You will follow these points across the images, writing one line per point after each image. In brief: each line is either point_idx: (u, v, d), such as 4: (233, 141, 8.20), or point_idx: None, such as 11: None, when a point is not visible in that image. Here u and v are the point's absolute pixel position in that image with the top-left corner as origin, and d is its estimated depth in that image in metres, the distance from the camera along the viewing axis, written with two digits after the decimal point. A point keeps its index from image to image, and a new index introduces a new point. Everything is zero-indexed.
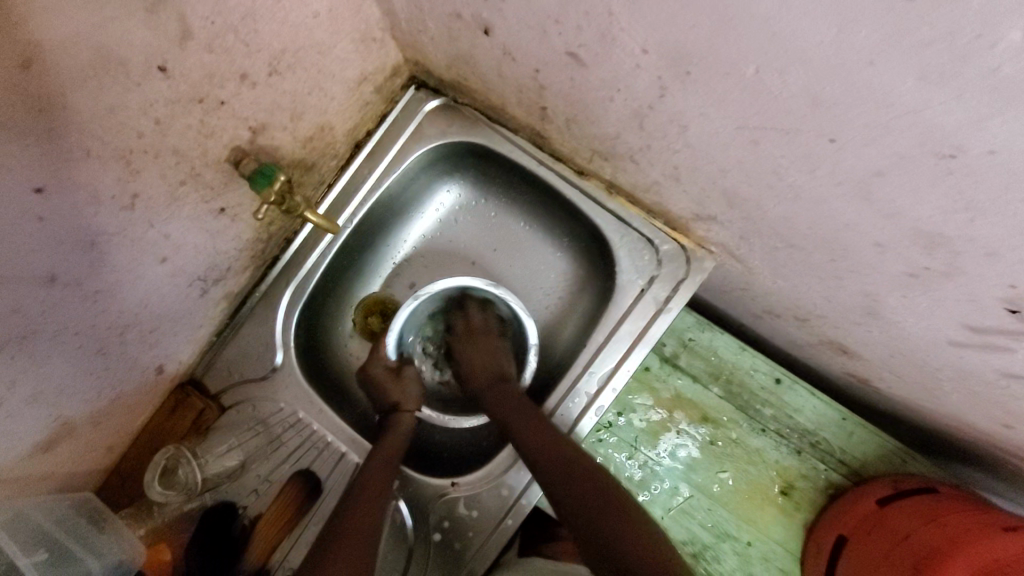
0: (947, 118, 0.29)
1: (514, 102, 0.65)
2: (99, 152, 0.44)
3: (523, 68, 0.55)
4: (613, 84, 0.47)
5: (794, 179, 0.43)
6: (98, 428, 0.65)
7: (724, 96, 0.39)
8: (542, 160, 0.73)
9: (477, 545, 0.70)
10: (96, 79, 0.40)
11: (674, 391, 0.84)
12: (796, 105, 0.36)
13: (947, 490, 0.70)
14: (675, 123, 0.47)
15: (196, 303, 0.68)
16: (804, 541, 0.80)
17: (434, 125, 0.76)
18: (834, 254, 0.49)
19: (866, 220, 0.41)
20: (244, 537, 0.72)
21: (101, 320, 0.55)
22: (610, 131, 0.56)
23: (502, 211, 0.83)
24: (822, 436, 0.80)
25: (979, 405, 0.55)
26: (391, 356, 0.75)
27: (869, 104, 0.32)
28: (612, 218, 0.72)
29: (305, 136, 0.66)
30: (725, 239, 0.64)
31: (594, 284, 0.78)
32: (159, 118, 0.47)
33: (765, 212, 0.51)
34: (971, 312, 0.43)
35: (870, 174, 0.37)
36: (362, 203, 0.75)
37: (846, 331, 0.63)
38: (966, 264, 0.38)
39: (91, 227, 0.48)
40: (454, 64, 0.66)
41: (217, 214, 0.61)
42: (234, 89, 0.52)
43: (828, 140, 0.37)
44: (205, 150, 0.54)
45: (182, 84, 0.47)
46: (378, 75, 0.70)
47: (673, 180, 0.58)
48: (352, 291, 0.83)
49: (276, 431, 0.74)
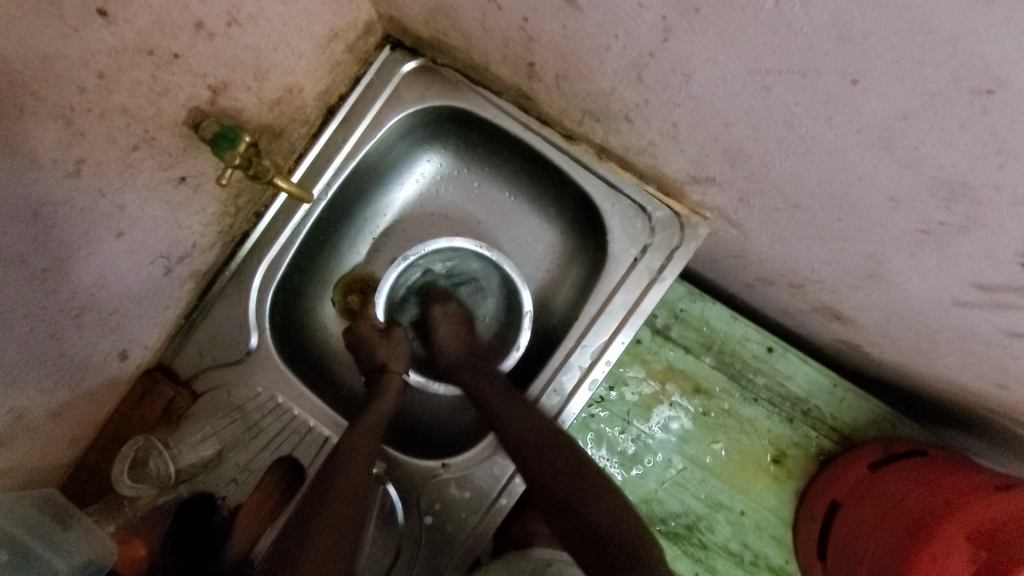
0: (992, 48, 0.26)
1: (498, 59, 0.61)
2: (34, 110, 0.39)
3: (510, 18, 0.51)
4: (611, 30, 0.44)
5: (806, 130, 0.41)
6: (58, 420, 0.60)
7: (737, 35, 0.37)
8: (528, 124, 0.69)
9: (471, 526, 0.68)
10: (23, 20, 0.35)
11: (666, 363, 0.82)
12: (818, 41, 0.33)
13: (937, 451, 0.69)
14: (678, 71, 0.44)
15: (161, 282, 0.63)
16: (796, 508, 0.79)
17: (411, 87, 0.71)
18: (840, 212, 0.47)
19: (882, 170, 0.39)
20: (224, 529, 0.68)
21: (52, 302, 0.50)
22: (604, 86, 0.52)
23: (485, 181, 0.79)
24: (814, 404, 0.80)
25: (977, 368, 0.54)
26: (380, 316, 0.73)
27: (906, 33, 0.29)
28: (603, 184, 0.69)
29: (273, 99, 0.61)
30: (722, 203, 0.61)
31: (584, 254, 0.75)
32: (103, 72, 0.42)
33: (769, 169, 0.49)
34: (983, 269, 0.41)
35: (895, 118, 0.35)
36: (337, 172, 0.70)
37: (843, 296, 0.61)
38: (988, 215, 0.36)
39: (32, 196, 0.42)
40: (432, 18, 0.61)
41: (178, 183, 0.56)
42: (188, 41, 0.47)
43: (851, 81, 0.34)
44: (159, 110, 0.49)
45: (126, 32, 0.41)
46: (350, 32, 0.65)
47: (670, 140, 0.55)
48: (330, 269, 0.78)
49: (254, 417, 0.70)
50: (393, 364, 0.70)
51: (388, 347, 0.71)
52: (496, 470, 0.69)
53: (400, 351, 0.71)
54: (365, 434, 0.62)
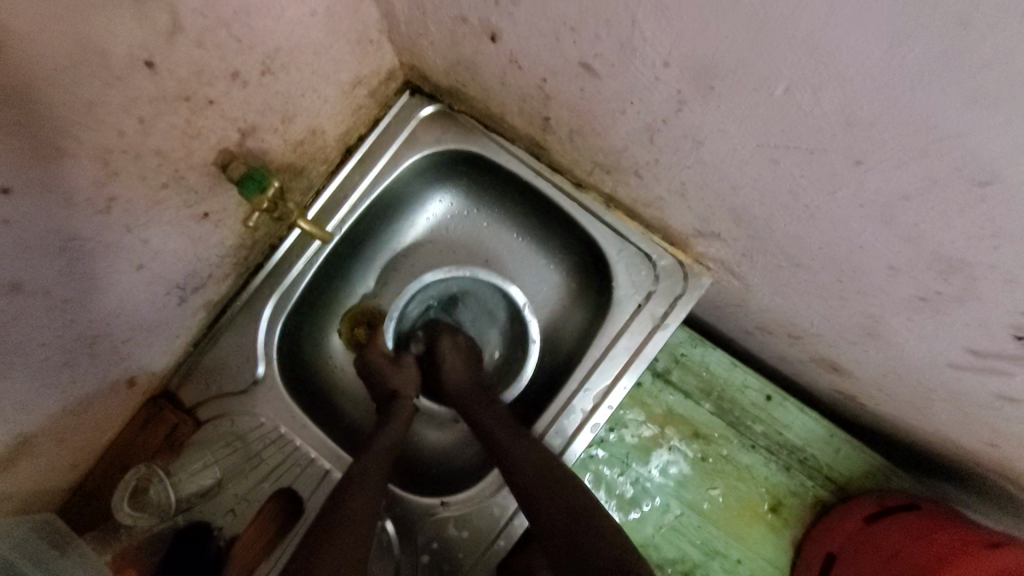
0: (992, 145, 0.28)
1: (514, 111, 0.64)
2: (74, 151, 0.41)
3: (530, 77, 0.54)
4: (627, 97, 0.47)
5: (811, 200, 0.43)
6: (62, 445, 0.60)
7: (747, 112, 0.39)
8: (539, 170, 0.72)
9: (469, 566, 0.68)
10: (73, 70, 0.37)
11: (666, 407, 0.83)
12: (827, 125, 0.36)
13: (931, 505, 0.69)
14: (688, 138, 0.46)
15: (174, 312, 0.64)
16: (792, 559, 0.79)
17: (428, 131, 0.73)
18: (841, 275, 0.49)
19: (881, 242, 0.41)
20: (219, 560, 0.67)
21: (70, 330, 0.51)
22: (617, 144, 0.55)
23: (495, 221, 0.81)
24: (811, 453, 0.80)
25: (969, 426, 0.56)
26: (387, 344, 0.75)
27: (908, 125, 0.31)
28: (609, 231, 0.71)
29: (297, 139, 0.63)
30: (725, 256, 0.63)
31: (589, 297, 0.77)
32: (142, 117, 0.44)
33: (774, 231, 0.51)
34: (976, 336, 0.43)
35: (894, 198, 0.37)
36: (352, 209, 0.72)
37: (841, 350, 0.63)
38: (981, 290, 0.38)
39: (63, 230, 0.44)
40: (453, 70, 0.64)
41: (200, 218, 0.58)
42: (223, 88, 0.49)
43: (854, 162, 0.37)
44: (191, 151, 0.51)
45: (168, 81, 0.44)
46: (373, 78, 0.68)
47: (678, 197, 0.57)
48: (338, 301, 0.80)
49: (255, 448, 0.70)
50: (405, 392, 0.71)
51: (398, 375, 0.72)
52: (495, 510, 0.69)
53: (413, 378, 0.73)
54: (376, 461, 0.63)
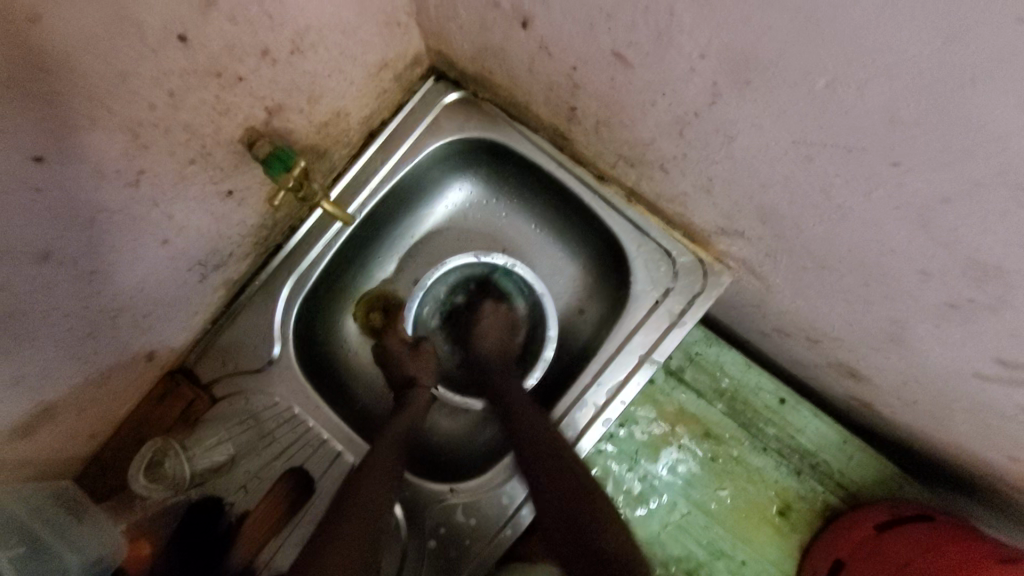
0: None
1: (541, 100, 0.63)
2: (107, 122, 0.41)
3: (559, 65, 0.53)
4: (658, 87, 0.46)
5: (843, 200, 0.42)
6: (81, 414, 0.61)
7: (784, 108, 0.39)
8: (561, 162, 0.71)
9: (474, 554, 0.68)
10: (109, 40, 0.37)
11: (678, 405, 0.82)
12: (867, 123, 0.35)
13: (946, 518, 0.68)
14: (720, 132, 0.46)
15: (194, 287, 0.65)
16: (799, 562, 0.78)
17: (452, 117, 0.73)
18: (868, 278, 0.48)
19: (915, 246, 0.40)
20: (229, 535, 0.67)
21: (95, 301, 0.52)
22: (644, 136, 0.54)
23: (513, 211, 0.81)
24: (823, 458, 0.80)
25: (989, 438, 0.55)
26: (409, 331, 0.75)
27: (956, 126, 0.30)
28: (630, 225, 0.71)
29: (322, 120, 0.63)
30: (748, 255, 0.63)
31: (606, 291, 0.77)
32: (173, 90, 0.44)
33: (801, 230, 0.50)
34: (1006, 346, 0.42)
35: (933, 200, 0.36)
36: (372, 193, 0.72)
37: (861, 355, 0.62)
38: (1016, 298, 0.37)
39: (92, 201, 0.44)
40: (480, 56, 0.63)
41: (225, 196, 0.58)
42: (253, 65, 0.49)
43: (892, 162, 0.36)
44: (218, 128, 0.51)
45: (200, 55, 0.44)
46: (399, 62, 0.67)
47: (704, 193, 0.57)
48: (354, 284, 0.80)
49: (268, 426, 0.71)
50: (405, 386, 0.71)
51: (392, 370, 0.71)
52: (503, 499, 0.69)
53: (424, 368, 0.72)
54: (388, 446, 0.62)
